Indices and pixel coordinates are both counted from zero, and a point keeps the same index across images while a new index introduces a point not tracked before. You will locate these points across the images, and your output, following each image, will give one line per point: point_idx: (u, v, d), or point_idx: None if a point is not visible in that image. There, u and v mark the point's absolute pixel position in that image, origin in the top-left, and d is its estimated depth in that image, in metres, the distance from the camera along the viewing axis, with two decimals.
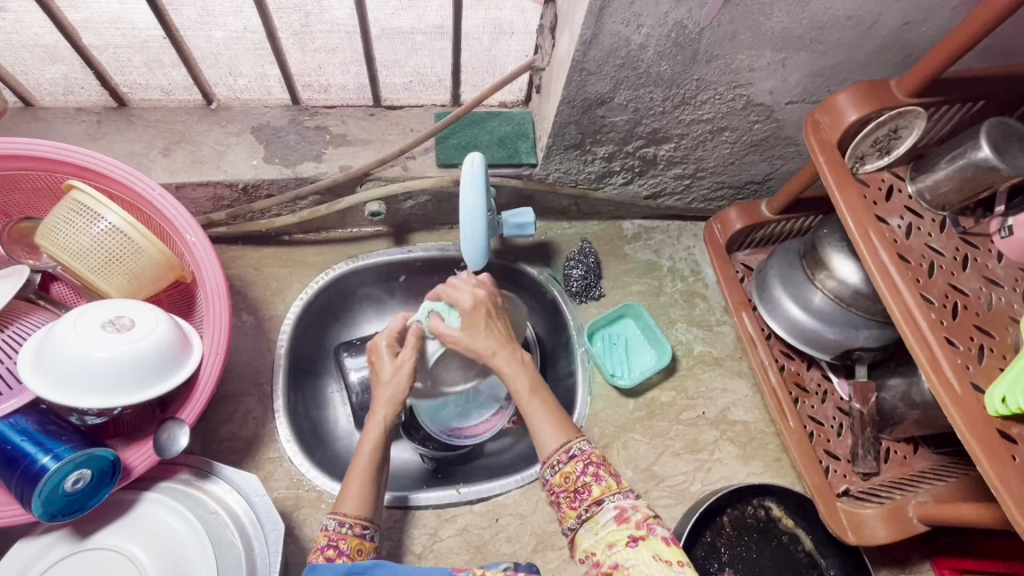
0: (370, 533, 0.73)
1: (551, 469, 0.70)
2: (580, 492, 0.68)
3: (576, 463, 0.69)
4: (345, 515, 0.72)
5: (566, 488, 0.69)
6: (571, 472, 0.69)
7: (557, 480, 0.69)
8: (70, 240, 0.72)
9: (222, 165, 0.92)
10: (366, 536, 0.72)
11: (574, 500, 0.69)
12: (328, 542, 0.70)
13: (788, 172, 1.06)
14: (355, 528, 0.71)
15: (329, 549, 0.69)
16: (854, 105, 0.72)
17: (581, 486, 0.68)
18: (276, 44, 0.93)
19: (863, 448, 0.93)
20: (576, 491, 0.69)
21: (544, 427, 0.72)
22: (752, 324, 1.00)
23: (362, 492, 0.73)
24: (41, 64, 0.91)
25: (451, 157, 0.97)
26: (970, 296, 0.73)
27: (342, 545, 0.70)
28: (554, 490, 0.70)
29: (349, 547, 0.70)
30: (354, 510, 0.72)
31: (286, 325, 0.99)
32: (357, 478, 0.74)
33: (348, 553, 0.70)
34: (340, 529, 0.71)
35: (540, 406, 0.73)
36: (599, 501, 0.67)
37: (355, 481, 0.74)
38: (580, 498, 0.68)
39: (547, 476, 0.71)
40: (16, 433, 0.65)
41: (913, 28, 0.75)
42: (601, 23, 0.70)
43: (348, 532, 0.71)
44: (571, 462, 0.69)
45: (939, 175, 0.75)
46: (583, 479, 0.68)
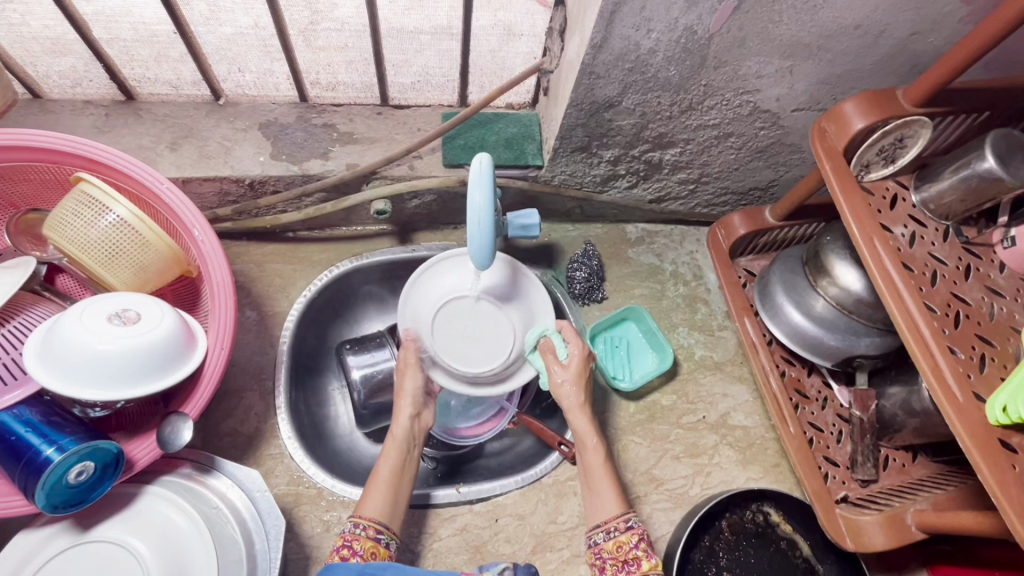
0: (385, 539, 0.75)
1: (604, 533, 0.77)
2: (629, 564, 0.74)
3: (631, 534, 0.75)
4: (361, 519, 0.75)
5: (615, 556, 0.75)
6: (624, 541, 0.75)
7: (608, 546, 0.75)
8: (77, 232, 0.72)
9: (229, 161, 0.92)
10: (380, 540, 0.74)
11: (621, 569, 0.74)
12: (344, 542, 0.72)
13: (792, 179, 1.06)
14: (368, 531, 0.74)
15: (342, 548, 0.72)
16: (860, 113, 0.72)
17: (629, 558, 0.74)
18: (285, 41, 0.94)
19: (862, 455, 0.93)
20: (625, 562, 0.74)
21: (607, 495, 0.80)
22: (754, 330, 1.01)
23: (384, 501, 0.77)
24: (51, 56, 0.91)
25: (457, 157, 0.97)
26: (972, 305, 0.73)
27: (356, 546, 0.72)
28: (604, 555, 0.76)
29: (361, 549, 0.72)
30: (371, 514, 0.76)
31: (288, 324, 0.98)
32: (381, 484, 0.79)
33: (360, 555, 0.72)
34: (355, 530, 0.74)
35: (606, 477, 0.82)
36: None
37: (376, 489, 0.78)
38: (627, 570, 0.74)
39: (599, 538, 0.77)
40: (21, 424, 0.65)
41: (920, 38, 0.76)
42: (611, 28, 0.70)
43: (362, 534, 0.73)
44: (627, 531, 0.76)
45: (944, 184, 0.75)
46: (634, 551, 0.74)
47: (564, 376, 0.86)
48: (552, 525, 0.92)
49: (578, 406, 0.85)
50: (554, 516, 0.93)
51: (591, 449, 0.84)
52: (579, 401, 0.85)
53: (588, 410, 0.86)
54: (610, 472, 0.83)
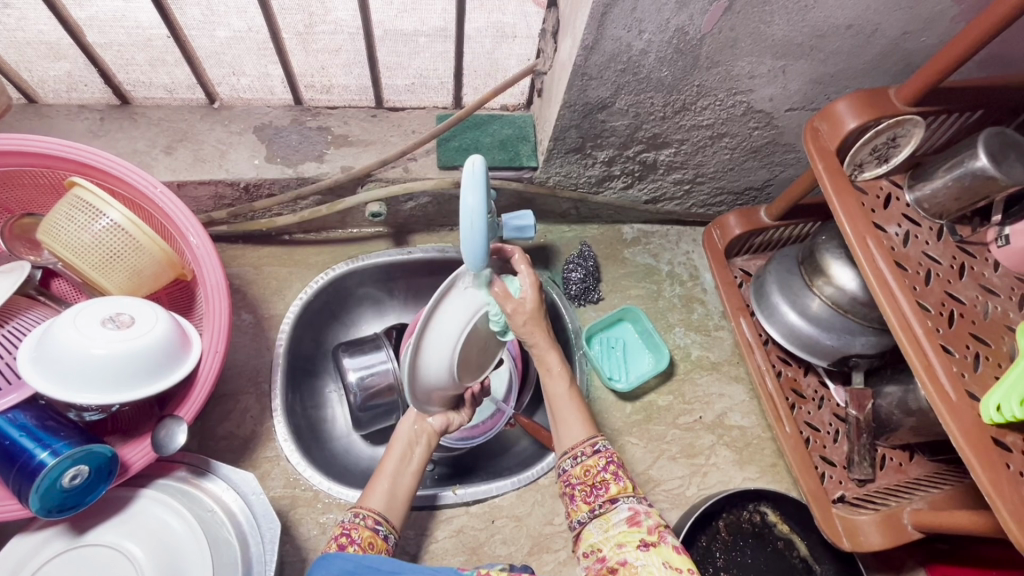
0: (383, 532, 0.73)
1: (572, 459, 0.74)
2: (597, 488, 0.71)
3: (598, 458, 0.73)
4: (362, 508, 0.74)
5: (584, 480, 0.72)
6: (592, 466, 0.72)
7: (576, 472, 0.73)
8: (71, 237, 0.72)
9: (224, 164, 0.93)
10: (379, 532, 0.73)
11: (590, 494, 0.71)
12: (342, 531, 0.71)
13: (787, 179, 1.06)
14: (366, 521, 0.72)
15: (337, 538, 0.70)
16: (852, 113, 0.72)
17: (597, 483, 0.71)
18: (281, 45, 0.95)
19: (858, 454, 0.93)
20: (594, 486, 0.71)
21: (572, 422, 0.77)
22: (750, 330, 1.01)
23: (387, 492, 0.76)
24: (46, 61, 0.91)
25: (453, 159, 0.97)
26: (967, 304, 0.73)
27: (354, 534, 0.71)
28: (572, 482, 0.73)
29: (359, 538, 0.71)
30: (372, 505, 0.75)
31: (285, 324, 0.98)
32: (383, 475, 0.78)
33: (358, 543, 0.70)
34: (354, 520, 0.72)
35: (570, 406, 0.78)
36: (614, 500, 0.70)
37: (379, 481, 0.77)
38: (596, 494, 0.71)
39: (567, 467, 0.74)
40: (15, 428, 0.65)
41: (913, 38, 0.76)
42: (602, 29, 0.70)
43: (361, 523, 0.72)
44: (594, 456, 0.73)
45: (937, 184, 0.76)
46: (602, 475, 0.72)
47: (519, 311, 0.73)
48: (548, 526, 0.92)
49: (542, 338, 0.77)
50: (551, 518, 0.93)
51: (554, 376, 0.79)
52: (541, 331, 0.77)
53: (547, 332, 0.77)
54: (575, 393, 0.79)
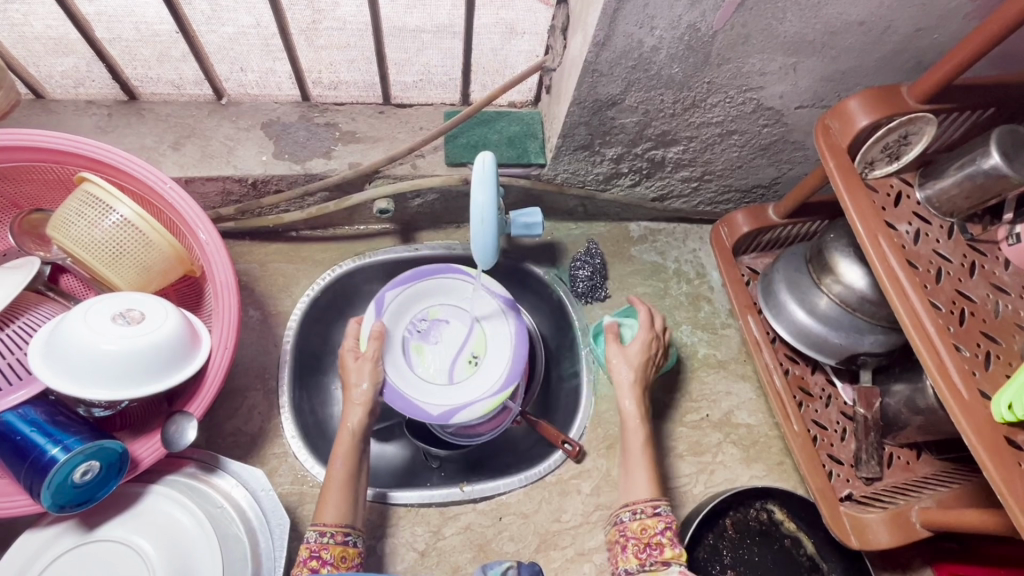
0: (352, 540, 0.75)
1: (630, 514, 0.80)
2: (651, 548, 0.77)
3: (657, 521, 0.79)
4: (326, 526, 0.74)
5: (640, 537, 0.78)
6: (650, 525, 0.78)
7: (634, 527, 0.79)
8: (81, 232, 0.72)
9: (232, 160, 0.93)
10: (349, 542, 0.74)
11: (643, 550, 0.77)
12: (310, 554, 0.71)
13: (795, 177, 1.06)
14: (337, 536, 0.73)
15: (309, 560, 0.70)
16: (864, 110, 0.72)
17: (652, 543, 0.77)
18: (287, 40, 0.94)
19: (867, 452, 0.93)
20: (648, 544, 0.77)
21: (640, 480, 0.83)
22: (757, 328, 1.01)
23: (342, 504, 0.77)
24: (52, 56, 0.91)
25: (461, 156, 0.97)
26: (977, 302, 0.73)
27: (324, 555, 0.71)
28: (627, 534, 0.79)
29: (331, 556, 0.71)
30: (332, 519, 0.75)
31: (292, 321, 0.99)
32: (335, 486, 0.77)
33: (331, 562, 0.71)
34: (321, 539, 0.72)
35: (640, 464, 0.85)
36: (666, 562, 0.74)
37: (332, 491, 0.77)
38: (649, 552, 0.76)
39: (625, 519, 0.80)
40: (26, 424, 0.65)
41: (925, 35, 0.75)
42: (614, 25, 0.70)
43: (330, 541, 0.72)
44: (654, 517, 0.79)
45: (948, 181, 0.75)
46: (658, 537, 0.77)
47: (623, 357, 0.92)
48: (555, 524, 0.92)
49: (630, 391, 0.90)
50: (558, 515, 0.93)
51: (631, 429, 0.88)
52: (629, 380, 0.91)
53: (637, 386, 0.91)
54: (649, 457, 0.86)
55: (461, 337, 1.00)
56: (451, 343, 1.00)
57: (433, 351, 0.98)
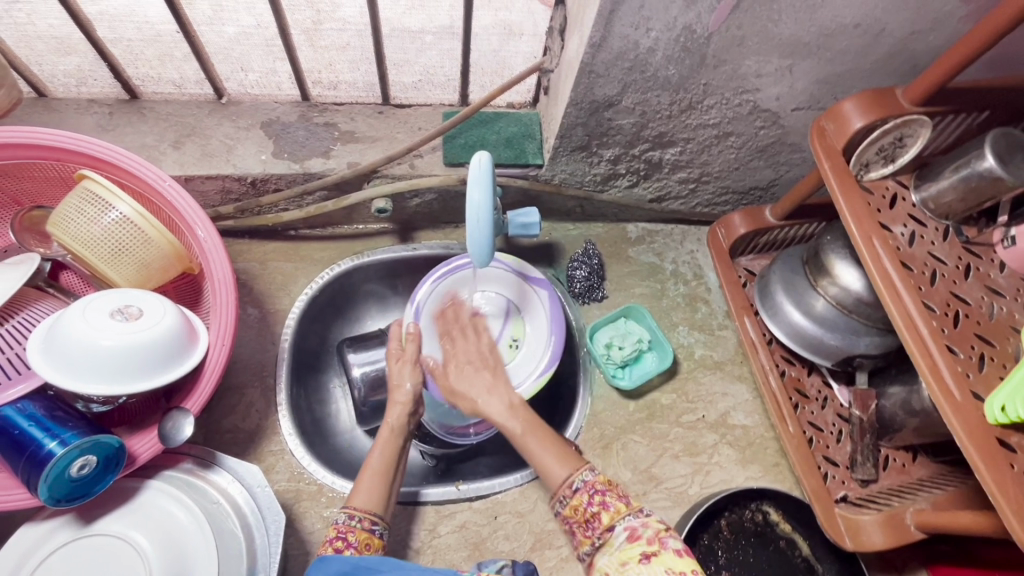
0: (379, 530, 0.74)
1: (558, 503, 0.72)
2: (590, 522, 0.69)
3: (581, 495, 0.70)
4: (356, 510, 0.74)
5: (577, 518, 0.70)
6: (578, 503, 0.70)
7: (567, 512, 0.71)
8: (81, 229, 0.73)
9: (232, 159, 0.93)
10: (375, 531, 0.73)
11: (586, 528, 0.69)
12: (338, 534, 0.71)
13: (793, 179, 1.06)
14: (365, 522, 0.73)
15: (337, 540, 0.70)
16: (859, 112, 0.72)
17: (589, 517, 0.69)
18: (288, 41, 0.95)
19: (862, 454, 0.93)
20: (587, 521, 0.69)
21: (547, 459, 0.75)
22: (754, 329, 1.01)
23: (373, 492, 0.76)
24: (56, 56, 0.92)
25: (458, 156, 0.98)
26: (972, 305, 0.73)
27: (350, 538, 0.71)
28: (567, 521, 0.71)
29: (356, 540, 0.71)
30: (363, 505, 0.75)
31: (291, 320, 1.00)
32: (370, 476, 0.78)
33: (354, 546, 0.70)
34: (350, 522, 0.72)
35: (538, 442, 0.76)
36: (610, 527, 0.67)
37: (365, 481, 0.77)
38: (592, 527, 0.69)
39: (558, 509, 0.72)
40: (24, 418, 0.66)
41: (920, 38, 0.76)
42: (610, 27, 0.70)
43: (358, 526, 0.72)
44: (575, 494, 0.71)
45: (943, 184, 0.76)
46: (591, 509, 0.69)
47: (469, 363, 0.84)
48: (550, 523, 0.93)
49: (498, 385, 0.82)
50: (553, 514, 0.93)
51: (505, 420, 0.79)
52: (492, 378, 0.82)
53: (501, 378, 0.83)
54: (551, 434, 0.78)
55: (500, 321, 0.98)
56: (492, 328, 0.98)
57: (472, 336, 0.94)
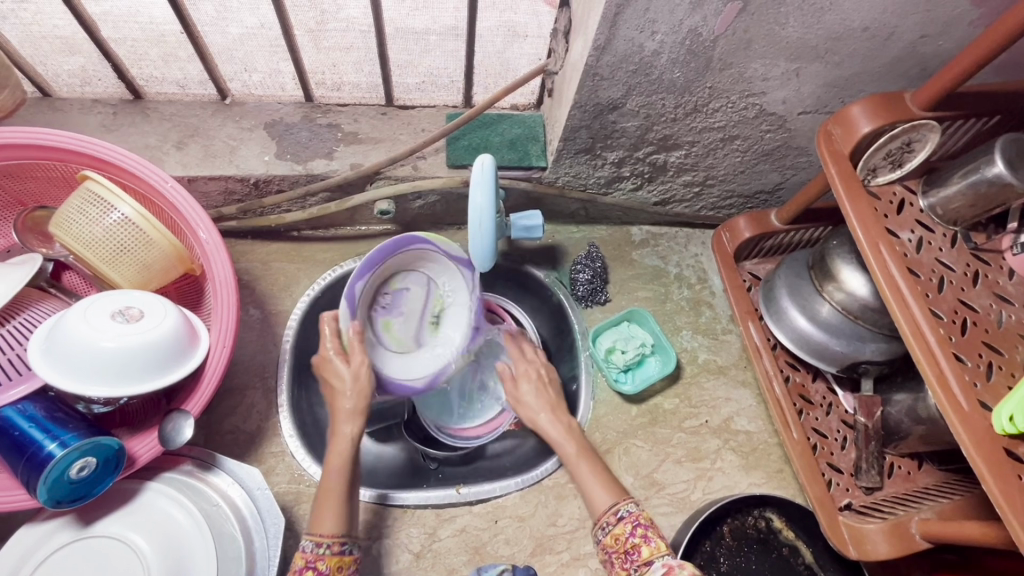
0: (348, 550, 0.72)
1: (601, 531, 0.74)
2: (630, 554, 0.70)
3: (624, 525, 0.73)
4: (321, 538, 0.71)
5: (617, 549, 0.72)
6: (620, 533, 0.72)
7: (608, 542, 0.73)
8: (83, 230, 0.73)
9: (235, 160, 0.93)
10: (345, 552, 0.72)
11: (625, 561, 0.70)
12: (305, 564, 0.68)
13: (799, 183, 1.05)
14: (334, 548, 0.70)
15: (305, 571, 0.68)
16: (867, 116, 0.71)
17: (629, 549, 0.71)
18: (292, 41, 0.94)
19: (867, 462, 0.92)
20: (627, 552, 0.71)
21: (596, 489, 0.79)
22: (758, 334, 1.00)
23: (337, 516, 0.74)
24: (59, 55, 0.92)
25: (462, 158, 0.97)
26: (980, 312, 0.72)
27: (321, 566, 0.69)
28: (607, 551, 0.73)
29: (326, 567, 0.69)
30: (328, 530, 0.72)
31: (292, 320, 0.99)
32: (330, 498, 0.75)
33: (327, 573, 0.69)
34: (316, 551, 0.70)
35: (593, 472, 0.81)
36: (648, 562, 0.69)
37: (328, 504, 0.75)
38: (631, 560, 0.70)
39: (600, 537, 0.75)
40: (24, 419, 0.65)
41: (929, 42, 0.75)
42: (615, 29, 0.70)
43: (325, 553, 0.70)
44: (620, 523, 0.73)
45: (951, 190, 0.75)
46: (632, 540, 0.71)
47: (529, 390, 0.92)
48: (551, 528, 0.92)
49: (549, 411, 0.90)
50: (554, 519, 0.93)
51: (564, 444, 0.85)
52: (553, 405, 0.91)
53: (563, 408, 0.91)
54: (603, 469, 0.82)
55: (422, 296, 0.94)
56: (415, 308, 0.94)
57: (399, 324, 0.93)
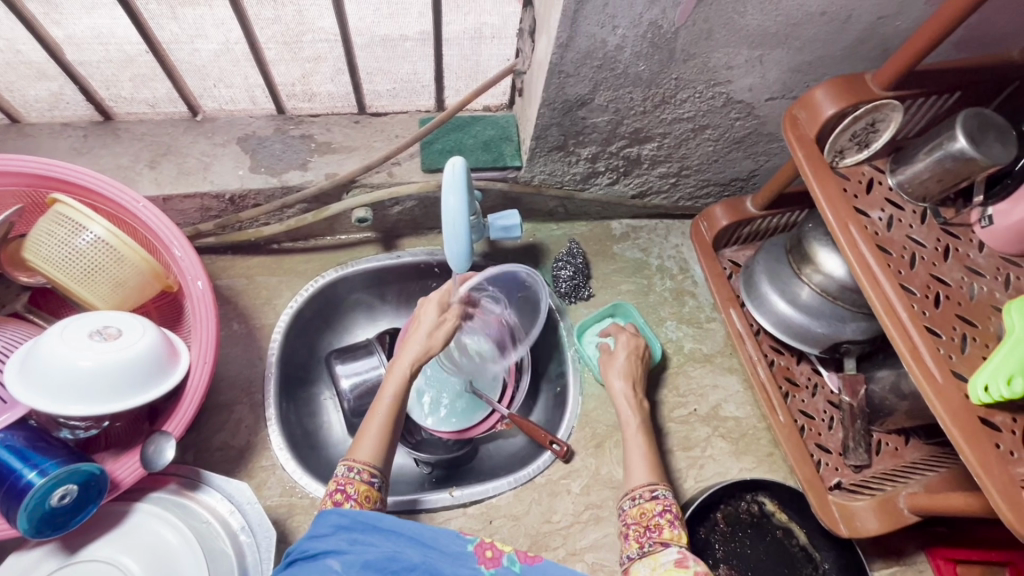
0: (378, 483, 0.76)
1: (631, 501, 0.81)
2: (650, 531, 0.76)
3: (655, 504, 0.79)
4: (355, 462, 0.76)
5: (639, 522, 0.78)
6: (648, 509, 0.78)
7: (633, 512, 0.79)
8: (56, 252, 0.72)
9: (209, 176, 0.93)
10: (374, 484, 0.76)
11: (642, 535, 0.77)
12: (338, 488, 0.74)
13: (772, 169, 1.06)
14: (363, 475, 0.75)
15: (336, 494, 0.73)
16: (830, 99, 0.72)
17: (651, 526, 0.77)
18: (259, 54, 0.94)
19: (853, 440, 0.93)
20: (647, 528, 0.77)
21: (639, 465, 0.85)
22: (740, 321, 1.01)
23: (378, 443, 0.79)
24: (29, 81, 0.91)
25: (436, 161, 0.98)
26: (952, 286, 0.73)
27: (350, 490, 0.73)
28: (628, 521, 0.79)
29: (355, 492, 0.73)
30: (366, 458, 0.77)
31: (277, 333, 0.99)
32: (373, 424, 0.80)
33: (355, 498, 0.73)
34: (349, 474, 0.75)
35: (641, 447, 0.87)
36: (665, 543, 0.74)
37: (368, 432, 0.79)
38: (648, 535, 0.76)
39: (626, 506, 0.81)
40: (3, 449, 0.65)
41: (887, 22, 0.76)
42: (576, 26, 0.70)
43: (357, 477, 0.75)
44: (652, 500, 0.79)
45: (918, 167, 0.75)
46: (657, 519, 0.77)
47: (617, 358, 0.97)
48: (546, 525, 0.92)
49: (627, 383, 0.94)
50: (549, 516, 0.93)
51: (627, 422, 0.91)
52: (627, 375, 0.95)
53: (638, 390, 0.94)
54: (648, 441, 0.89)
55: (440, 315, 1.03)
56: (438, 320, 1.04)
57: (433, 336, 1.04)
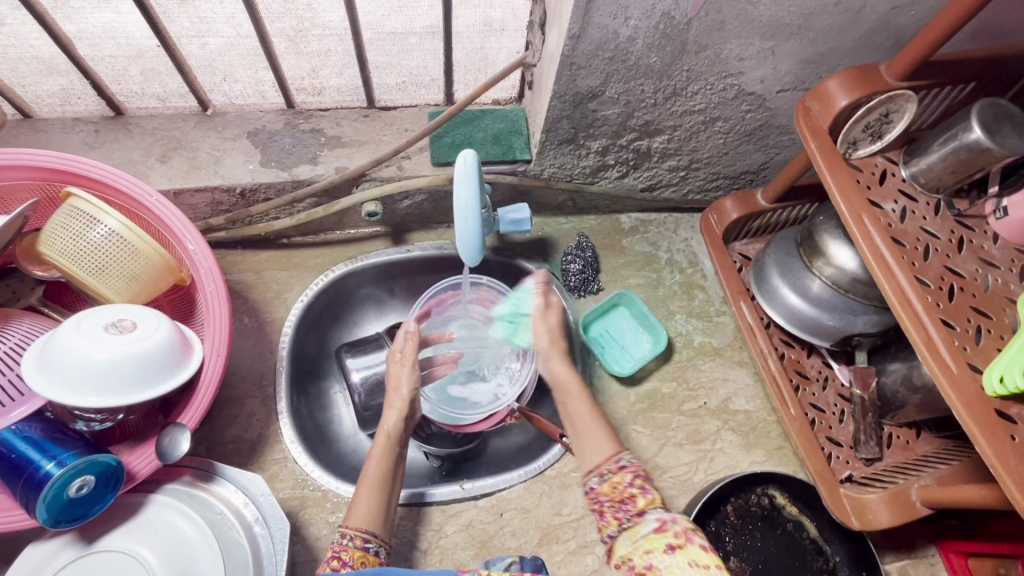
0: (374, 547, 0.73)
1: (598, 478, 0.72)
2: (625, 504, 0.68)
3: (625, 474, 0.71)
4: (348, 528, 0.73)
5: (613, 497, 0.69)
6: (619, 482, 0.70)
7: (604, 489, 0.70)
8: (70, 245, 0.73)
9: (220, 171, 0.94)
10: (369, 549, 0.72)
11: (618, 511, 0.68)
12: (333, 555, 0.70)
13: (783, 161, 1.06)
14: (356, 541, 0.72)
15: (331, 561, 0.70)
16: (843, 90, 0.72)
17: (626, 498, 0.68)
18: (269, 47, 0.93)
19: (865, 433, 0.93)
20: (622, 501, 0.68)
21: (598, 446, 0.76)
22: (751, 314, 1.01)
23: (372, 509, 0.76)
24: (39, 75, 0.90)
25: (446, 155, 0.97)
26: (967, 278, 0.72)
27: (345, 557, 0.70)
28: (601, 499, 0.70)
29: (350, 559, 0.70)
30: (358, 523, 0.74)
31: (288, 327, 0.99)
32: (366, 489, 0.77)
33: (351, 564, 0.70)
34: (342, 541, 0.72)
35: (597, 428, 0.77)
36: (642, 513, 0.66)
37: (361, 498, 0.76)
38: (625, 509, 0.68)
39: (594, 485, 0.72)
40: (21, 441, 0.65)
41: (901, 12, 0.75)
42: (588, 18, 0.70)
43: (350, 544, 0.72)
44: (620, 471, 0.71)
45: (932, 158, 0.75)
46: (630, 490, 0.69)
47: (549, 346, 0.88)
48: (557, 518, 0.93)
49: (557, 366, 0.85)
50: (559, 509, 0.93)
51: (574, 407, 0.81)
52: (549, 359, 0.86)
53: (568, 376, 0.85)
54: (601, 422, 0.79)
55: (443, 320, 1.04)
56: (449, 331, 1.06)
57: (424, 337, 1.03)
